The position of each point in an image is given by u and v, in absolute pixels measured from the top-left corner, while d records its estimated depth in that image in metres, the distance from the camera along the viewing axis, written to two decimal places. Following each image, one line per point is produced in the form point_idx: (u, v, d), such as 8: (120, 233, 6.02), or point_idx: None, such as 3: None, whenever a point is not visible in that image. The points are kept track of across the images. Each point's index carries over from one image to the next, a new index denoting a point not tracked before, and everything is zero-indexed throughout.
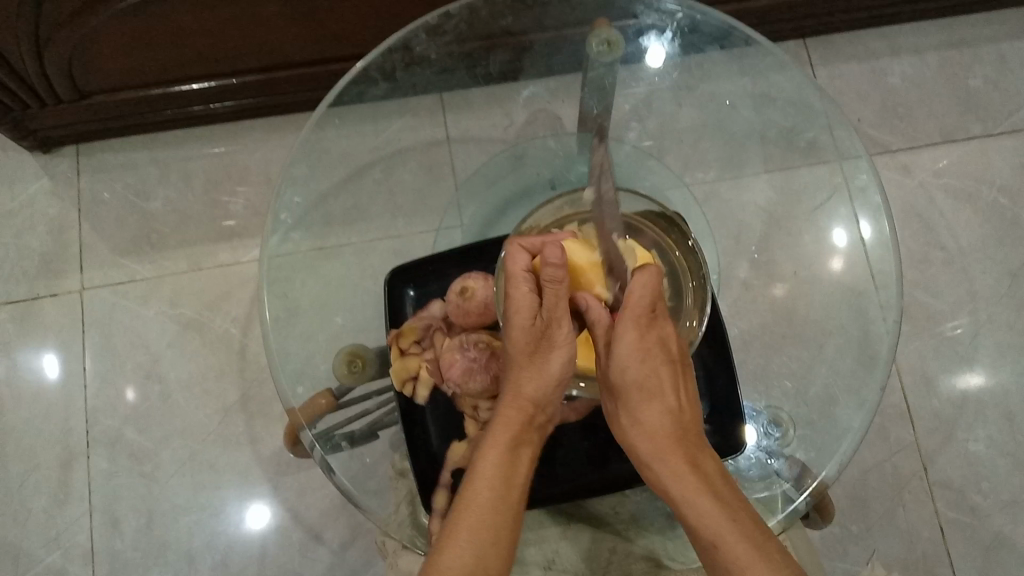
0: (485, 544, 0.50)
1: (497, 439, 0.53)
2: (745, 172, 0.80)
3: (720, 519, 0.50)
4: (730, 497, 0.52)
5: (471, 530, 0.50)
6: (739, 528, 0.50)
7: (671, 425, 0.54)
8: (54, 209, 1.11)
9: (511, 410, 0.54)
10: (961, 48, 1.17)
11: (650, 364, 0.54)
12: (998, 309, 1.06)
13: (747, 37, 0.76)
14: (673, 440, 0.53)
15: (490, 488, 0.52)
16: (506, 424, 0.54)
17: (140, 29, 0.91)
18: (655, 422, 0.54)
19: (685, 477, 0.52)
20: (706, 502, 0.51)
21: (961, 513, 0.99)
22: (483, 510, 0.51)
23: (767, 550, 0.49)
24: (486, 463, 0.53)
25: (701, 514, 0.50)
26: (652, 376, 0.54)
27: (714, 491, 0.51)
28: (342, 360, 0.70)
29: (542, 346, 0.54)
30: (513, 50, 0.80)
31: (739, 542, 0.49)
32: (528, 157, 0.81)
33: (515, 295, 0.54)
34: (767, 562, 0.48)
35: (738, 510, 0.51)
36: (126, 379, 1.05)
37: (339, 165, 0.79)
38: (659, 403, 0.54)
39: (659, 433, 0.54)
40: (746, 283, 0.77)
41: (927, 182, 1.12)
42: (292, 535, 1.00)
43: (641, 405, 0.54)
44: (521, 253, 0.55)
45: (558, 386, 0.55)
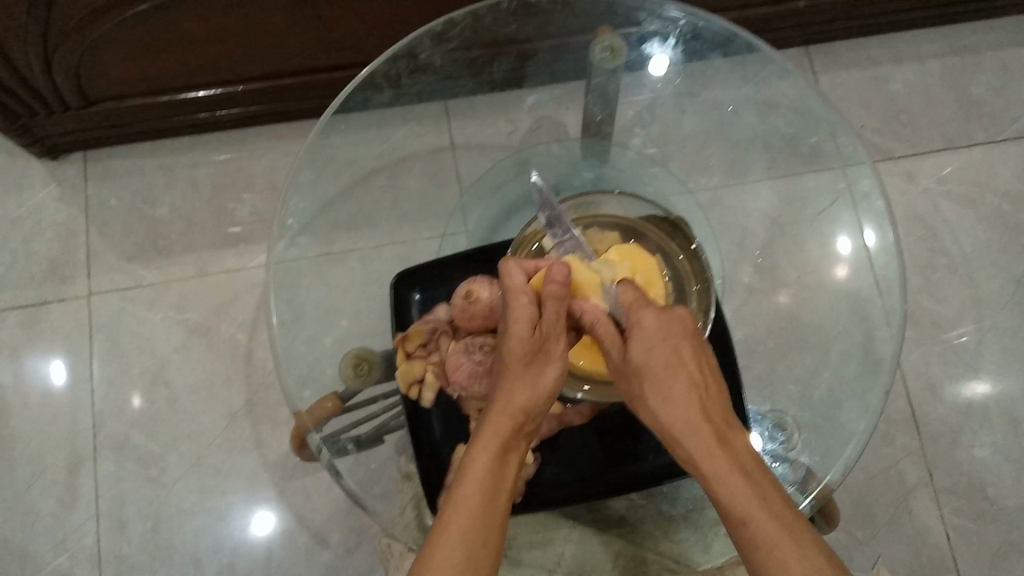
0: (473, 546, 0.49)
1: (488, 444, 0.52)
2: (748, 179, 0.83)
3: (751, 496, 0.48)
4: (760, 473, 0.50)
5: (461, 533, 0.49)
6: (768, 507, 0.48)
7: (699, 401, 0.52)
8: (62, 215, 1.12)
9: (498, 416, 0.53)
10: (964, 55, 1.17)
11: (672, 346, 0.53)
12: (1002, 315, 1.07)
13: (750, 44, 0.75)
14: (701, 418, 0.52)
15: (479, 493, 0.50)
16: (495, 428, 0.52)
17: (148, 36, 0.92)
18: (683, 399, 0.52)
19: (716, 457, 0.50)
20: (737, 480, 0.49)
21: (967, 521, 0.99)
22: (473, 512, 0.49)
23: (800, 532, 0.47)
24: (476, 465, 0.51)
25: (733, 492, 0.49)
26: (675, 357, 0.53)
27: (747, 470, 0.50)
28: (347, 363, 0.70)
29: (540, 354, 0.54)
30: (516, 57, 0.81)
31: (769, 519, 0.48)
32: (533, 162, 0.80)
33: (515, 304, 0.54)
34: (798, 540, 0.47)
35: (768, 489, 0.49)
36: (132, 384, 1.05)
37: (345, 170, 0.79)
38: (686, 377, 0.53)
39: (685, 410, 0.52)
40: (750, 287, 0.76)
41: (930, 189, 1.12)
42: (297, 540, 1.00)
43: (666, 383, 0.52)
44: (517, 270, 0.55)
45: (548, 397, 0.54)
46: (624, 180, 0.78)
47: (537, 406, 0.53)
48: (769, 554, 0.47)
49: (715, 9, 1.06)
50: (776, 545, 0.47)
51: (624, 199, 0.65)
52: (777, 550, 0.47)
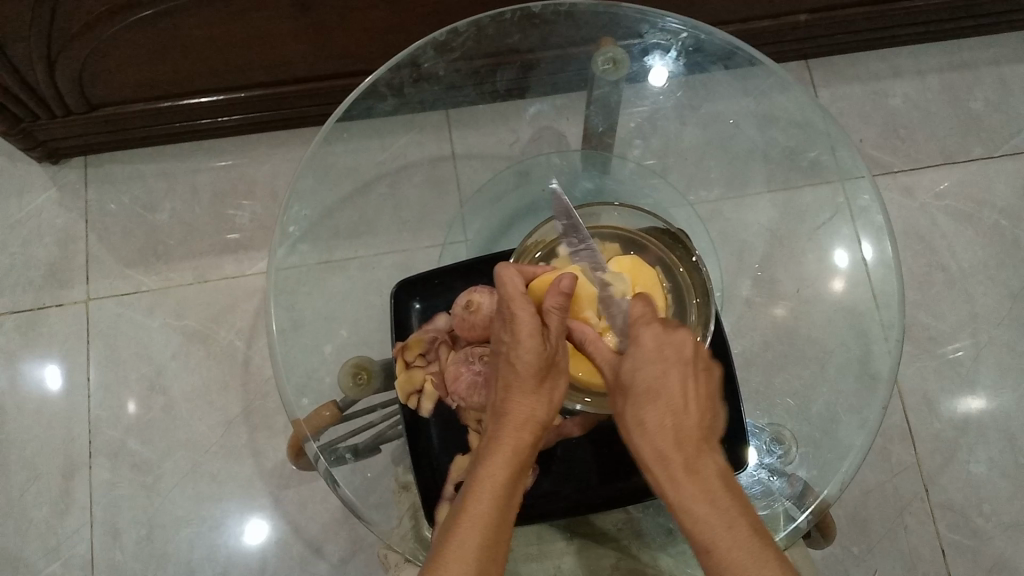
0: (488, 559, 0.48)
1: (502, 456, 0.52)
2: (747, 193, 0.81)
3: (717, 524, 0.48)
4: (731, 500, 0.50)
5: (477, 546, 0.48)
6: (732, 534, 0.48)
7: (675, 425, 0.52)
8: (62, 219, 1.12)
9: (514, 431, 0.53)
10: (962, 71, 1.18)
11: (656, 369, 0.53)
12: (999, 330, 1.07)
13: (751, 58, 0.76)
14: (676, 443, 0.51)
15: (493, 505, 0.50)
16: (509, 441, 0.52)
17: (151, 41, 0.92)
18: (659, 423, 0.52)
19: (683, 484, 0.50)
20: (703, 508, 0.49)
21: (963, 536, 0.99)
22: (488, 526, 0.49)
23: (765, 560, 0.47)
24: (492, 477, 0.51)
25: (698, 520, 0.49)
26: (656, 381, 0.53)
27: (715, 499, 0.49)
28: (347, 372, 0.70)
29: (551, 369, 0.54)
30: (519, 68, 0.82)
31: (734, 548, 0.48)
32: (534, 175, 0.80)
33: (521, 318, 0.53)
34: (761, 569, 0.47)
35: (735, 516, 0.49)
36: (129, 390, 1.05)
37: (346, 179, 0.79)
38: (662, 400, 0.52)
39: (659, 436, 0.52)
40: (749, 300, 0.76)
41: (928, 203, 1.13)
42: (292, 549, 0.99)
43: (642, 407, 0.53)
44: (516, 277, 0.55)
45: (553, 410, 0.54)
46: (623, 192, 0.79)
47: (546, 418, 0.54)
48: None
49: (716, 23, 1.06)
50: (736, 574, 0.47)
51: (626, 211, 0.66)
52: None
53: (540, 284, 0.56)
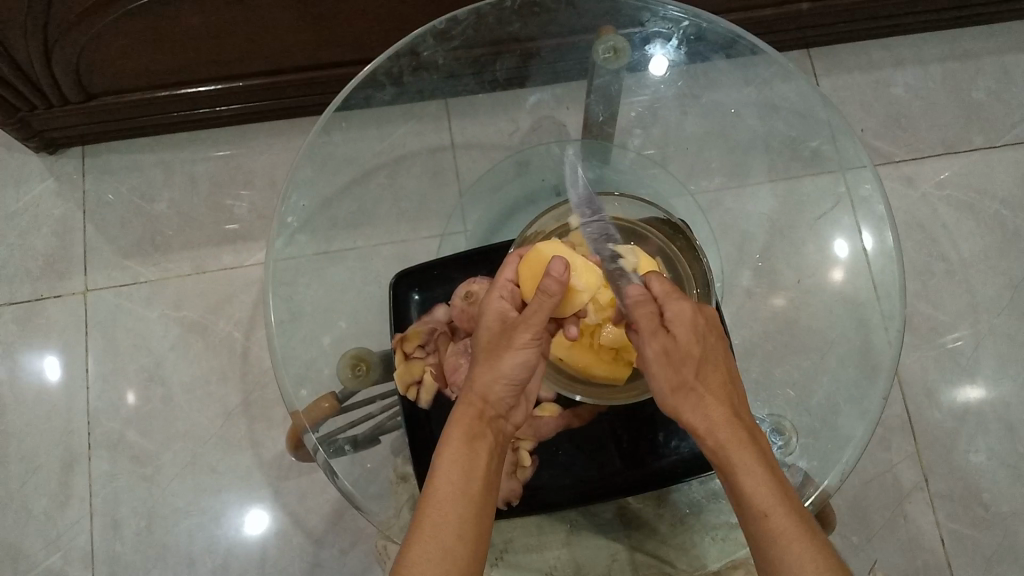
0: (448, 537, 0.49)
1: (456, 434, 0.53)
2: (749, 182, 0.79)
3: (774, 492, 0.50)
4: (776, 468, 0.51)
5: (435, 524, 0.49)
6: (786, 501, 0.50)
7: (728, 395, 0.53)
8: (59, 210, 1.11)
9: (462, 406, 0.54)
10: (965, 60, 1.17)
11: (704, 343, 0.54)
12: (1000, 320, 1.07)
13: (753, 46, 0.76)
14: (729, 412, 0.52)
15: (449, 483, 0.51)
16: (462, 418, 0.53)
17: (148, 31, 0.91)
18: (713, 393, 0.53)
19: (742, 448, 0.51)
20: (763, 476, 0.50)
21: (962, 526, 0.99)
22: (446, 504, 0.50)
23: (812, 531, 0.49)
24: (447, 455, 0.52)
25: (755, 485, 0.50)
26: (704, 351, 0.53)
27: (770, 465, 0.51)
28: (346, 363, 0.70)
29: (499, 341, 0.54)
30: (519, 56, 0.81)
31: (786, 514, 0.49)
32: (534, 165, 0.80)
33: (490, 303, 0.56)
34: (812, 540, 0.48)
35: (784, 486, 0.50)
36: (128, 381, 1.05)
37: (345, 169, 0.79)
38: (715, 369, 0.54)
39: (716, 406, 0.52)
40: (750, 291, 0.75)
41: (929, 193, 1.12)
42: (292, 539, 1.00)
43: (698, 376, 0.53)
44: (512, 263, 0.57)
45: (511, 386, 0.54)
46: (624, 182, 0.78)
47: (499, 394, 0.54)
48: (784, 549, 0.48)
49: (717, 11, 1.06)
50: (792, 540, 0.48)
51: (626, 200, 0.65)
52: (790, 546, 0.48)
53: (525, 264, 0.57)
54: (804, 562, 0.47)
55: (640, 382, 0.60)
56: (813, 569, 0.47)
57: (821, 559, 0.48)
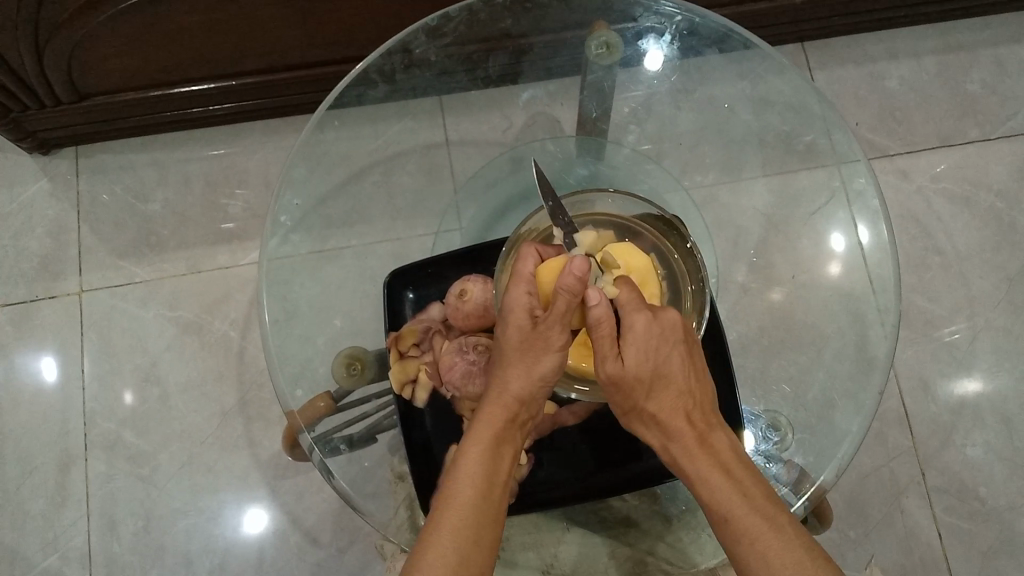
0: (467, 539, 0.49)
1: (477, 436, 0.52)
2: (743, 177, 0.79)
3: (731, 493, 0.50)
4: (739, 471, 0.52)
5: (456, 528, 0.49)
6: (749, 501, 0.50)
7: (683, 403, 0.54)
8: (53, 210, 1.11)
9: (492, 406, 0.53)
10: (959, 52, 1.17)
11: (662, 351, 0.53)
12: (995, 313, 1.07)
13: (745, 41, 0.76)
14: (686, 422, 0.53)
15: (472, 488, 0.50)
16: (489, 420, 0.53)
17: (140, 30, 0.91)
18: (667, 405, 0.53)
19: (698, 459, 0.52)
20: (719, 480, 0.51)
21: (959, 518, 1.00)
22: (467, 507, 0.50)
23: (780, 526, 0.49)
24: (468, 456, 0.52)
25: (714, 492, 0.51)
26: (663, 361, 0.53)
27: (731, 473, 0.51)
28: (340, 363, 0.70)
29: (533, 342, 0.53)
30: (512, 53, 0.80)
31: (749, 514, 0.49)
32: (528, 160, 0.79)
33: (512, 298, 0.54)
34: (779, 533, 0.49)
35: (747, 486, 0.51)
36: (125, 381, 1.05)
37: (339, 167, 0.78)
38: (673, 386, 0.53)
39: (672, 416, 0.53)
40: (745, 287, 0.74)
41: (925, 187, 1.12)
42: (290, 539, 1.00)
43: (656, 388, 0.53)
44: (531, 258, 0.55)
45: (542, 389, 0.54)
46: (618, 179, 0.78)
47: (533, 395, 0.54)
48: (748, 547, 0.49)
49: (711, 6, 1.05)
50: (756, 539, 0.49)
51: (621, 197, 0.65)
52: (758, 542, 0.49)
53: (542, 266, 0.55)
54: (769, 554, 0.48)
55: None
56: (779, 560, 0.48)
57: (787, 553, 0.48)
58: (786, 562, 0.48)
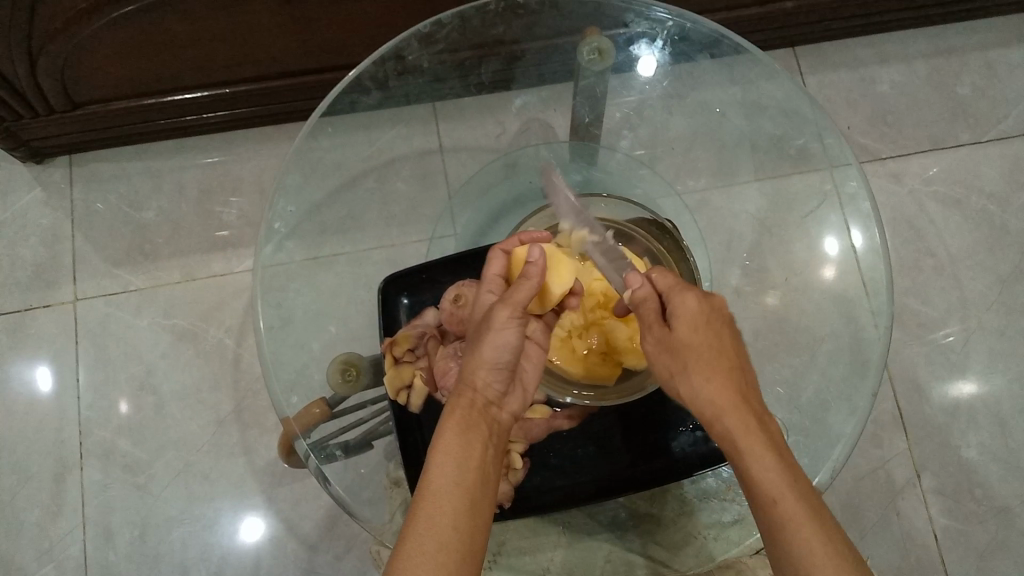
0: (443, 527, 0.47)
1: (450, 425, 0.52)
2: (736, 181, 0.79)
3: (783, 476, 0.49)
4: (787, 454, 0.51)
5: (431, 515, 0.48)
6: (797, 488, 0.49)
7: (737, 382, 0.53)
8: (47, 219, 1.11)
9: (459, 398, 0.54)
10: (950, 56, 1.18)
11: (711, 329, 0.54)
12: (988, 315, 1.07)
13: (737, 46, 0.76)
14: (740, 397, 0.52)
15: (446, 476, 0.50)
16: (457, 409, 0.53)
17: (133, 38, 0.91)
18: (722, 377, 0.53)
19: (753, 435, 0.51)
20: (772, 460, 0.50)
21: (954, 520, 1.00)
22: (443, 495, 0.49)
23: (823, 515, 0.48)
24: (443, 445, 0.51)
25: (765, 469, 0.49)
26: (717, 339, 0.54)
27: (781, 455, 0.50)
28: (336, 368, 0.69)
29: (482, 326, 0.55)
30: (504, 59, 0.81)
31: (796, 499, 0.48)
32: (521, 166, 0.80)
33: (478, 301, 0.59)
34: (824, 522, 0.48)
35: (794, 471, 0.50)
36: (119, 390, 1.05)
37: (333, 173, 0.79)
38: (725, 362, 0.53)
39: (725, 388, 0.52)
40: (737, 290, 0.75)
41: (917, 190, 1.13)
42: (286, 547, 0.99)
43: (707, 362, 0.53)
44: (499, 258, 0.59)
45: (496, 369, 0.55)
46: (611, 184, 0.79)
47: (487, 378, 0.55)
48: (797, 534, 0.47)
49: (701, 12, 1.06)
50: (803, 524, 0.47)
51: (615, 201, 0.66)
52: (801, 529, 0.47)
53: (510, 263, 0.59)
54: (812, 540, 0.47)
55: (628, 384, 0.62)
56: (820, 547, 0.47)
57: (828, 540, 0.47)
58: (825, 549, 0.47)
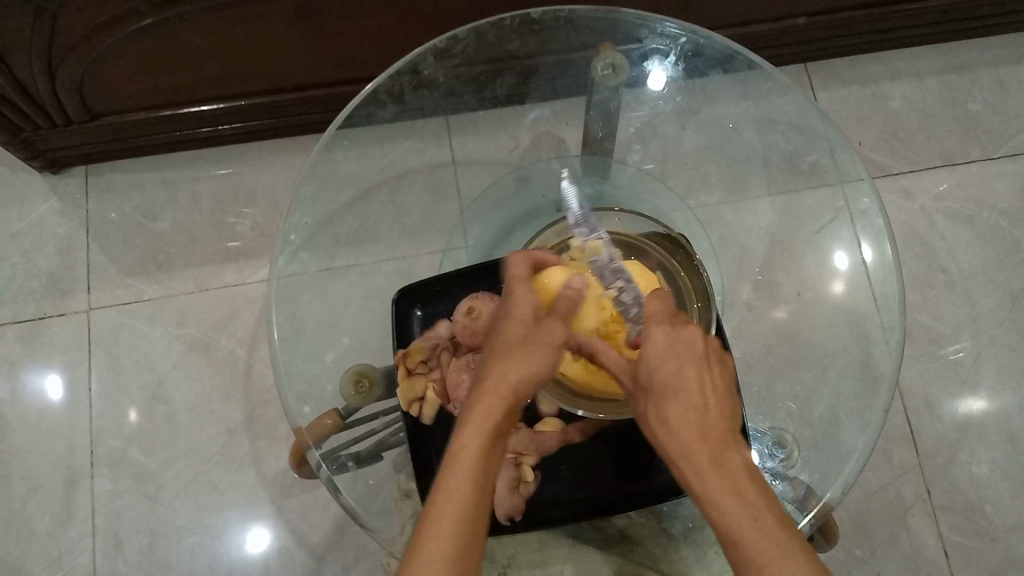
0: (466, 536, 0.45)
1: (479, 423, 0.49)
2: (747, 197, 0.81)
3: (742, 517, 0.45)
4: (755, 488, 0.47)
5: (455, 521, 0.45)
6: (760, 527, 0.45)
7: (699, 419, 0.49)
8: (62, 228, 1.12)
9: (489, 398, 0.50)
10: (961, 72, 1.19)
11: (672, 360, 0.51)
12: (1000, 331, 1.07)
13: (750, 62, 0.76)
14: (699, 436, 0.49)
15: (475, 480, 0.47)
16: (487, 408, 0.49)
17: (152, 50, 0.92)
18: (678, 415, 0.50)
19: (709, 476, 0.47)
20: (730, 500, 0.46)
21: (966, 537, 0.99)
22: (468, 501, 0.46)
23: (790, 550, 0.44)
24: (471, 446, 0.48)
25: (723, 512, 0.46)
26: (674, 372, 0.51)
27: (743, 494, 0.46)
28: (348, 380, 0.69)
29: (533, 336, 0.53)
30: (518, 73, 0.83)
31: (760, 541, 0.44)
32: (534, 180, 0.81)
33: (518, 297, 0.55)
34: (789, 561, 0.44)
35: (757, 507, 0.46)
36: (130, 398, 1.05)
37: (346, 186, 0.79)
38: (684, 396, 0.50)
39: (680, 427, 0.49)
40: (749, 304, 0.77)
41: (928, 206, 1.13)
42: (294, 557, 0.99)
43: (664, 399, 0.50)
44: (527, 263, 0.58)
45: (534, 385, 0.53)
46: (622, 198, 0.79)
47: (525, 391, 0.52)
48: None
49: (713, 28, 1.07)
50: (767, 568, 0.44)
51: (627, 216, 0.67)
52: (766, 572, 0.44)
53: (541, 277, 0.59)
54: None
55: None
56: None
57: None
58: None
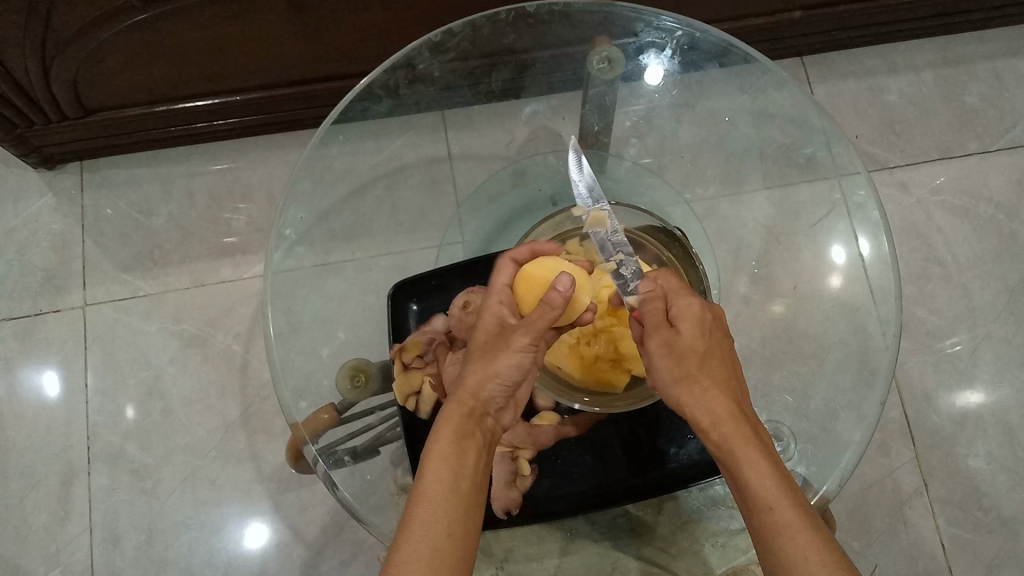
0: (437, 535, 0.48)
1: (446, 432, 0.52)
2: (744, 190, 0.80)
3: (777, 485, 0.49)
4: (780, 462, 0.51)
5: (426, 523, 0.48)
6: (790, 497, 0.49)
7: (732, 394, 0.53)
8: (57, 224, 1.12)
9: (455, 405, 0.53)
10: (958, 66, 1.18)
11: (707, 337, 0.54)
12: (997, 324, 1.07)
13: (746, 55, 0.76)
14: (732, 409, 0.52)
15: (444, 483, 0.50)
16: (453, 416, 0.53)
17: (146, 46, 0.92)
18: (716, 387, 0.53)
19: (747, 445, 0.51)
20: (765, 469, 0.50)
21: (962, 530, 0.99)
22: (437, 502, 0.49)
23: (814, 519, 0.49)
24: (439, 451, 0.51)
25: (760, 479, 0.49)
26: (710, 348, 0.54)
27: (776, 464, 0.50)
28: (344, 375, 0.70)
29: (495, 342, 0.55)
30: (514, 67, 0.82)
31: (791, 508, 0.48)
32: (531, 174, 0.81)
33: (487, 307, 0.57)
34: (815, 530, 0.48)
35: (788, 480, 0.50)
36: (127, 395, 1.05)
37: (342, 181, 0.79)
38: (718, 371, 0.54)
39: (717, 397, 0.53)
40: (746, 298, 0.76)
41: (925, 199, 1.13)
42: (292, 552, 0.99)
43: (703, 372, 0.53)
44: (508, 267, 0.59)
45: (506, 386, 0.55)
46: (619, 192, 0.79)
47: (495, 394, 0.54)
48: (790, 540, 0.47)
49: (710, 21, 1.07)
50: (796, 535, 0.47)
51: (623, 210, 0.67)
52: (797, 538, 0.47)
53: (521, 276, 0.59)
54: (808, 553, 0.47)
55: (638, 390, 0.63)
56: (818, 559, 0.47)
57: (821, 552, 0.47)
58: (821, 560, 0.47)
